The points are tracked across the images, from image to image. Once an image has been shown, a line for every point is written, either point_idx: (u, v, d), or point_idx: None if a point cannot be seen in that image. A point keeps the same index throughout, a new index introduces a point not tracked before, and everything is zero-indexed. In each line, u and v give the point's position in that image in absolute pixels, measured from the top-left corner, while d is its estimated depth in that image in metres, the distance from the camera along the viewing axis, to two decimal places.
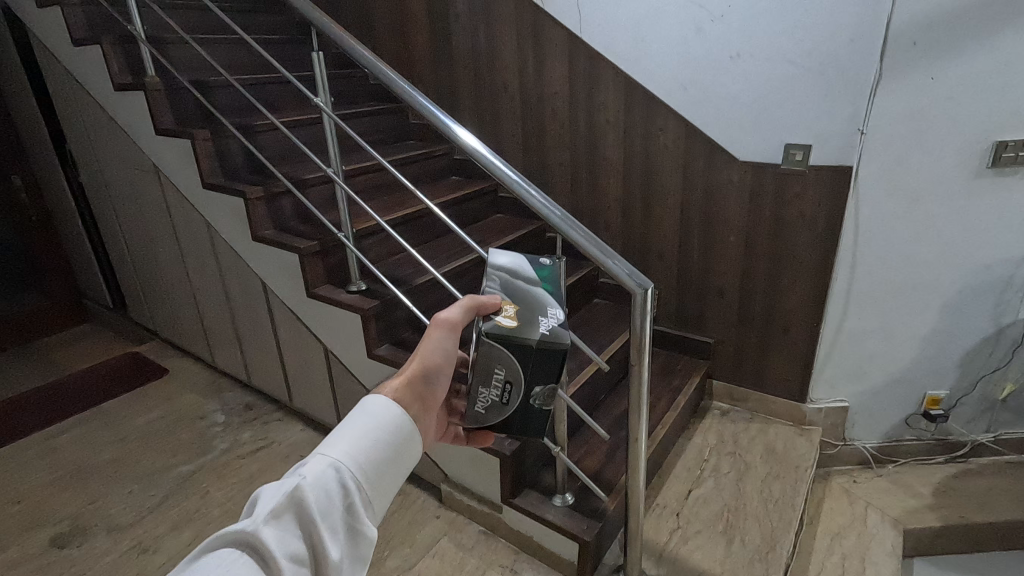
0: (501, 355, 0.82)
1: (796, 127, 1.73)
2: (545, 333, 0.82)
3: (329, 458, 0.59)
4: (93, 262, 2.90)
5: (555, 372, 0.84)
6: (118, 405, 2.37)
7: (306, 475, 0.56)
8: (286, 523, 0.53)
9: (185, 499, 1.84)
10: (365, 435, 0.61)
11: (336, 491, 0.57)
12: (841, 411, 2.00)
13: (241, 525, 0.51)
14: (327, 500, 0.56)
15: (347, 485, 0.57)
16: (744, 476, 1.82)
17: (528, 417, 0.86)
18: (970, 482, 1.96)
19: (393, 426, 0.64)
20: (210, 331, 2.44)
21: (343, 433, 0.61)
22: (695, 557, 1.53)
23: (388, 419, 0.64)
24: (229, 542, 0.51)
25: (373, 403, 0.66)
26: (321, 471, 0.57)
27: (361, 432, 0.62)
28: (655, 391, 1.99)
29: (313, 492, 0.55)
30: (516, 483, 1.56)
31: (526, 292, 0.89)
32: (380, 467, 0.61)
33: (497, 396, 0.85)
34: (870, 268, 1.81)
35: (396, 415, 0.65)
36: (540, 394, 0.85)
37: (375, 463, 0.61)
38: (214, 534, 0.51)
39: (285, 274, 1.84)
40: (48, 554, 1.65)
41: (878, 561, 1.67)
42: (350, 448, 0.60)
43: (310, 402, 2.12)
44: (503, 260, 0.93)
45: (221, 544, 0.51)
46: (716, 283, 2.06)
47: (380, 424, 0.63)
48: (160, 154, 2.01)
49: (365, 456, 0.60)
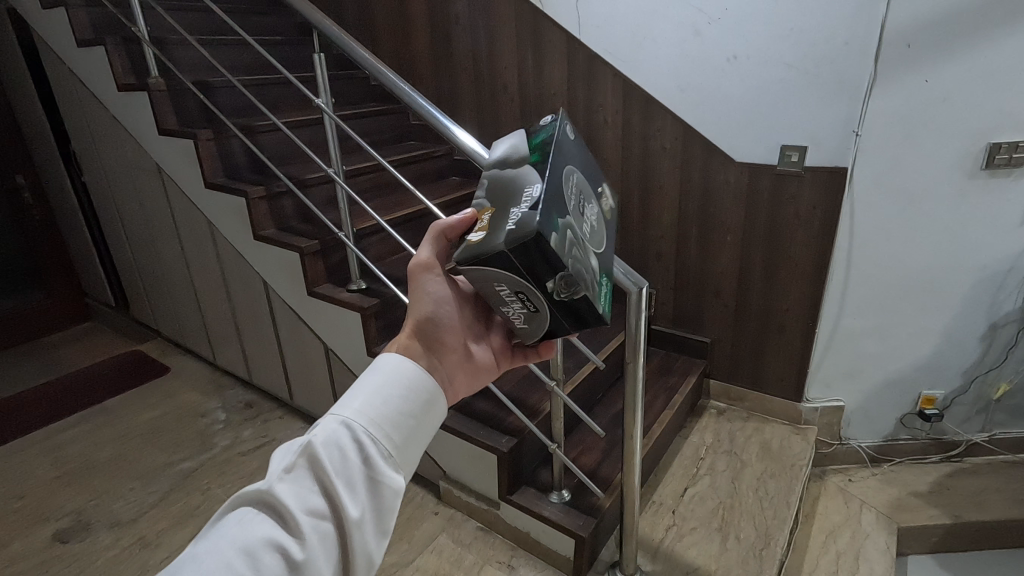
0: (486, 274, 0.59)
1: (792, 129, 1.75)
2: (510, 231, 0.55)
3: (340, 415, 0.59)
4: (96, 261, 2.92)
5: (555, 254, 0.55)
6: (120, 402, 2.39)
7: (317, 433, 0.57)
8: (301, 480, 0.55)
9: (186, 495, 1.86)
10: (374, 390, 0.61)
11: (349, 446, 0.57)
12: (836, 410, 2.01)
13: (257, 485, 0.54)
14: (341, 455, 0.56)
15: (359, 439, 0.58)
16: (740, 474, 1.84)
17: (576, 310, 0.60)
18: (964, 481, 1.98)
19: (403, 380, 0.64)
20: (211, 329, 2.46)
21: (356, 392, 0.62)
22: (690, 553, 1.55)
23: (396, 375, 0.64)
24: (248, 501, 0.54)
25: (380, 361, 0.65)
26: (333, 429, 0.58)
27: (370, 388, 0.62)
28: (652, 391, 2.01)
29: (324, 448, 0.56)
30: (513, 480, 1.57)
31: (514, 172, 0.63)
32: (395, 421, 0.61)
33: (524, 310, 0.63)
34: (865, 268, 1.83)
35: (406, 369, 0.64)
36: (559, 285, 0.57)
37: (390, 417, 0.60)
38: (236, 495, 0.54)
39: (285, 273, 1.86)
40: (51, 549, 1.67)
41: (872, 559, 1.69)
42: (362, 405, 0.60)
43: (310, 400, 2.14)
44: (500, 145, 0.71)
45: (243, 504, 0.54)
46: (713, 283, 2.07)
47: (388, 378, 0.63)
48: (163, 154, 2.03)
49: (377, 410, 0.60)
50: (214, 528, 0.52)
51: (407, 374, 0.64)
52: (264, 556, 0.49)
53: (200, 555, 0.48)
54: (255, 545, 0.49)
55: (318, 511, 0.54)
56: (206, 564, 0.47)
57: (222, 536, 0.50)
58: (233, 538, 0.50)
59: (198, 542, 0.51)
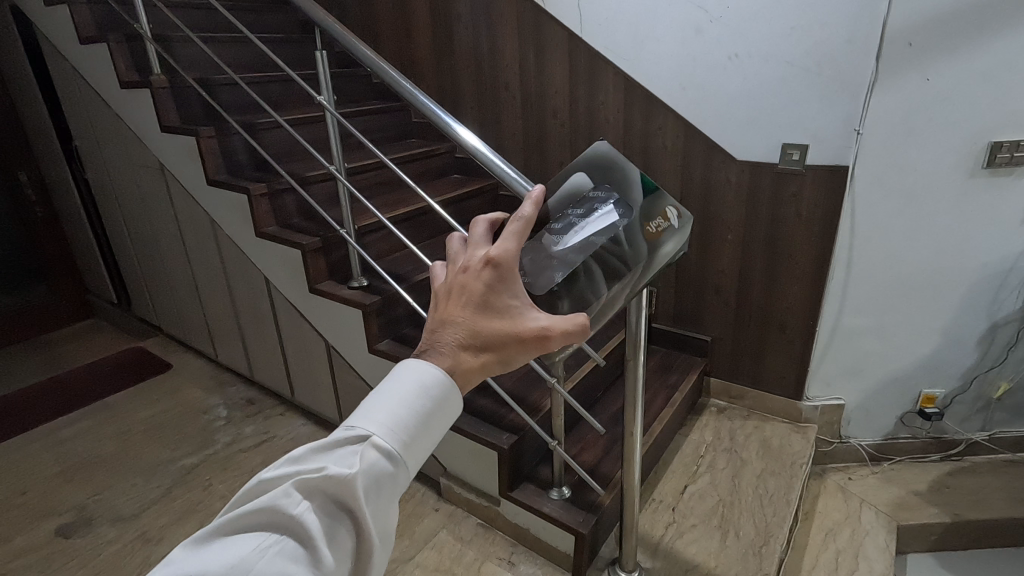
0: None
1: (794, 127, 1.75)
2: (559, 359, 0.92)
3: (378, 438, 0.59)
4: (99, 259, 2.93)
5: None
6: (121, 398, 2.40)
7: (360, 466, 0.56)
8: (326, 507, 0.56)
9: (187, 491, 1.87)
10: (408, 411, 0.61)
11: (385, 475, 0.58)
12: (836, 409, 2.02)
13: (285, 508, 0.54)
14: (374, 487, 0.57)
15: (393, 468, 0.59)
16: (740, 472, 1.84)
17: None
18: (964, 480, 1.98)
19: (440, 404, 0.64)
20: (213, 326, 2.47)
21: (391, 412, 0.61)
22: (690, 550, 1.56)
23: (432, 394, 0.63)
24: (270, 516, 0.54)
25: (424, 376, 0.64)
26: (373, 457, 0.58)
27: (403, 407, 0.61)
28: (652, 389, 2.01)
29: (361, 479, 0.56)
30: (513, 476, 1.58)
31: (632, 295, 0.89)
32: (420, 444, 0.62)
33: None
34: (865, 267, 1.83)
35: (449, 394, 0.65)
36: None
37: (418, 441, 0.62)
38: (260, 510, 0.54)
39: (287, 270, 1.86)
40: (54, 544, 1.68)
41: (871, 557, 1.69)
42: (398, 430, 0.60)
43: (311, 397, 2.15)
44: (670, 247, 0.87)
45: (266, 520, 0.54)
46: (714, 281, 2.07)
47: (428, 402, 0.62)
48: (165, 151, 2.04)
49: (411, 437, 0.61)
50: (230, 542, 0.53)
51: (448, 398, 0.64)
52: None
53: (212, 574, 0.49)
54: None
55: (337, 543, 0.55)
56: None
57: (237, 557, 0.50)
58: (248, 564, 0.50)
59: (214, 549, 0.52)
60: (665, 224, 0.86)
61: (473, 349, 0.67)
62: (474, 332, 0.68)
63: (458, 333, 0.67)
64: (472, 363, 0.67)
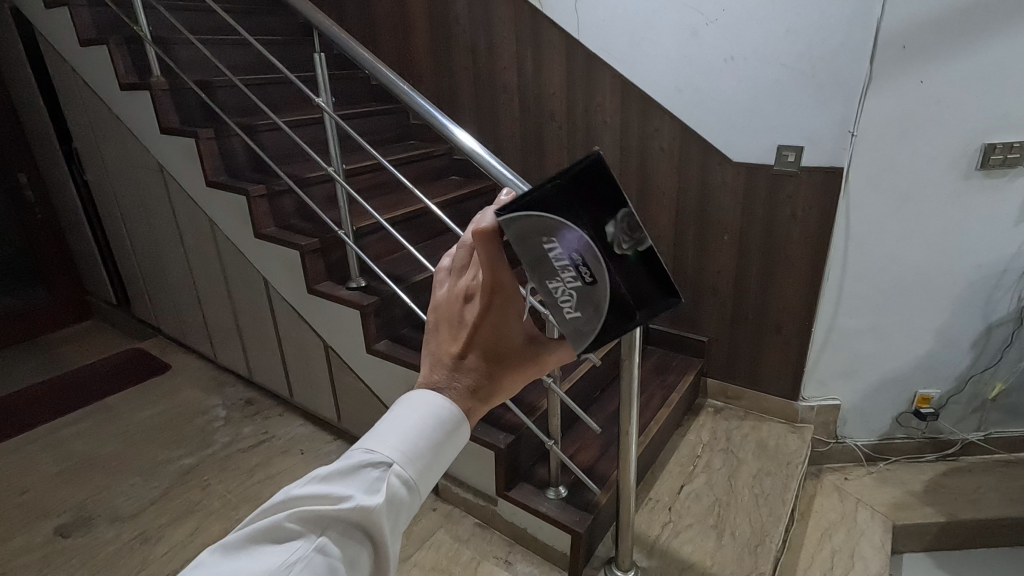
0: None
1: (788, 129, 1.76)
2: None
3: (399, 467, 0.58)
4: (99, 261, 2.94)
5: None
6: (120, 399, 2.40)
7: (381, 495, 0.55)
8: (347, 531, 0.55)
9: (187, 491, 1.87)
10: (423, 437, 0.61)
11: (403, 501, 0.57)
12: (833, 409, 2.03)
13: (306, 526, 0.53)
14: (394, 518, 0.57)
15: (409, 494, 0.58)
16: (736, 472, 1.85)
17: None
18: (960, 480, 1.99)
19: (456, 438, 0.64)
20: (212, 326, 2.48)
21: (407, 438, 0.60)
22: (686, 549, 1.57)
23: (446, 422, 0.62)
24: (291, 535, 0.53)
25: (441, 407, 0.63)
26: (392, 485, 0.57)
27: (419, 434, 0.61)
28: (649, 389, 2.02)
29: (386, 508, 0.55)
30: (510, 475, 1.58)
31: None
32: (433, 468, 0.61)
33: None
34: (860, 268, 1.84)
35: (458, 419, 0.63)
36: None
37: (430, 464, 0.61)
38: (280, 527, 0.53)
39: (286, 271, 1.87)
40: (53, 543, 1.68)
41: (867, 557, 1.70)
42: (413, 458, 0.59)
43: (309, 397, 2.16)
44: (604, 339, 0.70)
45: (287, 538, 0.53)
46: (711, 282, 2.08)
47: (447, 434, 0.63)
48: (165, 152, 2.05)
49: (429, 470, 0.61)
50: (254, 556, 0.51)
51: (460, 434, 0.64)
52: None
53: None
54: None
55: (356, 567, 0.54)
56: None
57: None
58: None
59: (235, 565, 0.50)
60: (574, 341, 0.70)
61: (485, 393, 0.65)
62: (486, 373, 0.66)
63: (467, 375, 0.65)
64: (483, 406, 0.65)
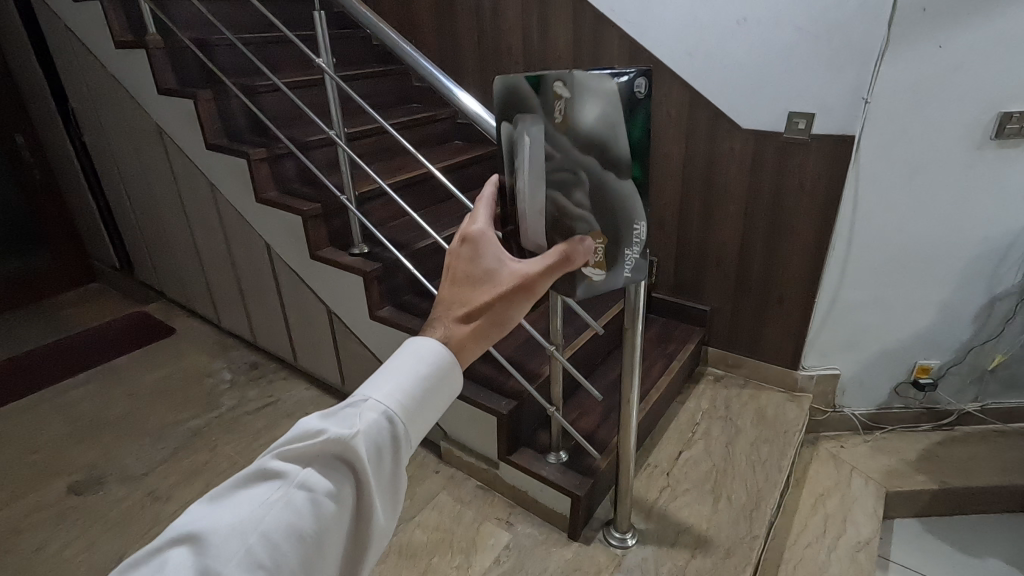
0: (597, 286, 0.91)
1: (800, 95, 1.72)
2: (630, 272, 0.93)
3: (378, 402, 0.59)
4: (99, 224, 2.92)
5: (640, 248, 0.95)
6: (127, 362, 2.43)
7: (360, 429, 0.56)
8: (330, 467, 0.56)
9: (195, 451, 1.91)
10: (407, 377, 0.62)
11: (385, 436, 0.58)
12: (832, 379, 2.04)
13: (286, 466, 0.55)
14: (376, 448, 0.57)
15: (392, 431, 0.59)
16: (734, 439, 1.88)
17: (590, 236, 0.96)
18: (954, 449, 2.02)
19: (440, 373, 0.64)
20: (215, 291, 2.49)
21: (391, 378, 0.62)
22: (683, 513, 1.60)
23: (431, 364, 0.64)
24: (275, 475, 0.54)
25: (422, 348, 0.65)
26: (373, 421, 0.58)
27: (403, 377, 0.62)
28: (650, 357, 2.04)
29: (365, 442, 0.56)
30: (512, 440, 1.61)
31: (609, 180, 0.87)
32: (418, 408, 0.62)
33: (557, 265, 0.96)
34: (867, 240, 1.82)
35: (437, 352, 0.65)
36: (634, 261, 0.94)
37: (415, 403, 0.62)
38: (263, 469, 0.54)
39: (289, 236, 1.87)
40: (66, 500, 1.73)
41: (859, 522, 1.74)
42: (396, 394, 0.61)
43: (314, 362, 2.18)
44: (592, 116, 0.83)
45: (269, 479, 0.54)
46: (715, 251, 2.07)
47: (431, 372, 0.64)
48: (163, 113, 2.01)
49: (412, 403, 0.61)
50: (239, 498, 0.53)
51: (446, 372, 0.65)
52: (282, 549, 0.50)
53: (220, 528, 0.49)
54: (275, 532, 0.50)
55: (340, 501, 0.55)
56: (226, 547, 0.49)
57: (243, 514, 0.51)
58: (254, 521, 0.50)
59: (222, 507, 0.52)
60: (565, 101, 0.82)
61: (462, 317, 0.69)
62: (463, 303, 0.71)
63: (448, 307, 0.71)
64: (460, 328, 0.68)
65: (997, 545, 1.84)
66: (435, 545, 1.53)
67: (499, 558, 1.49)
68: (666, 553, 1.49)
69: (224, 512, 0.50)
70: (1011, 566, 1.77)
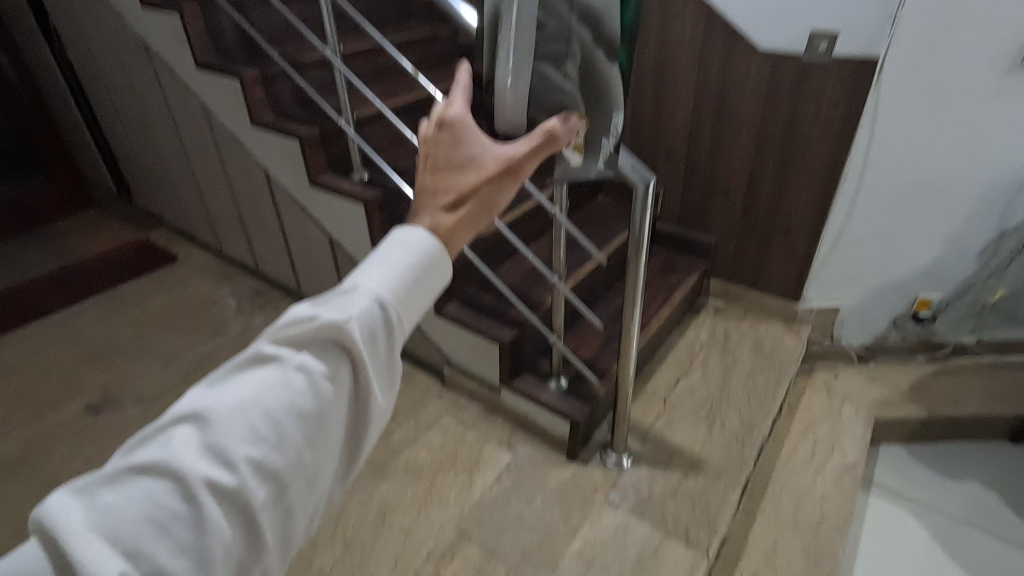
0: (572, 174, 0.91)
1: (824, 14, 1.62)
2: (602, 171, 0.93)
3: (370, 287, 0.59)
4: (90, 144, 2.87)
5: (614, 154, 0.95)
6: (133, 288, 2.45)
7: (353, 313, 0.57)
8: (325, 350, 0.56)
9: (206, 375, 1.97)
10: (397, 265, 0.61)
11: (379, 320, 0.59)
12: (832, 311, 2.06)
13: (281, 352, 0.55)
14: (371, 332, 0.58)
15: (386, 315, 0.59)
16: (731, 368, 1.92)
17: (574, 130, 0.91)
18: (945, 380, 2.06)
19: (433, 263, 0.64)
20: (215, 218, 2.47)
21: (381, 265, 0.61)
22: (678, 437, 1.66)
23: (420, 251, 0.63)
24: (270, 359, 0.55)
25: (410, 237, 0.63)
26: (366, 305, 0.58)
27: (394, 264, 0.61)
28: (652, 288, 2.05)
29: (360, 326, 0.57)
30: (515, 366, 1.65)
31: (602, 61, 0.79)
32: (411, 293, 0.62)
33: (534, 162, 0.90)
34: (880, 171, 1.78)
35: (425, 241, 0.63)
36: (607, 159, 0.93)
37: (408, 288, 0.61)
38: (258, 354, 0.55)
39: (287, 162, 1.81)
40: (85, 419, 1.80)
41: (847, 448, 1.81)
42: (388, 280, 0.60)
43: (318, 289, 2.19)
44: None
45: (266, 362, 0.55)
46: (723, 182, 2.03)
47: (422, 258, 0.63)
48: (148, 29, 1.90)
49: (405, 289, 0.61)
50: (236, 381, 0.54)
51: (435, 259, 0.64)
52: (286, 425, 0.52)
53: (221, 407, 0.51)
54: (278, 411, 0.52)
55: (338, 382, 0.57)
56: (227, 423, 0.50)
57: (242, 395, 0.52)
58: (255, 400, 0.52)
59: (218, 390, 0.53)
60: None
61: (451, 205, 0.66)
62: (448, 189, 0.66)
63: (432, 200, 0.66)
64: (450, 216, 0.65)
65: (976, 469, 1.92)
66: (439, 464, 1.60)
67: (500, 476, 1.56)
68: (659, 473, 1.56)
69: (221, 395, 0.51)
70: (988, 488, 1.86)
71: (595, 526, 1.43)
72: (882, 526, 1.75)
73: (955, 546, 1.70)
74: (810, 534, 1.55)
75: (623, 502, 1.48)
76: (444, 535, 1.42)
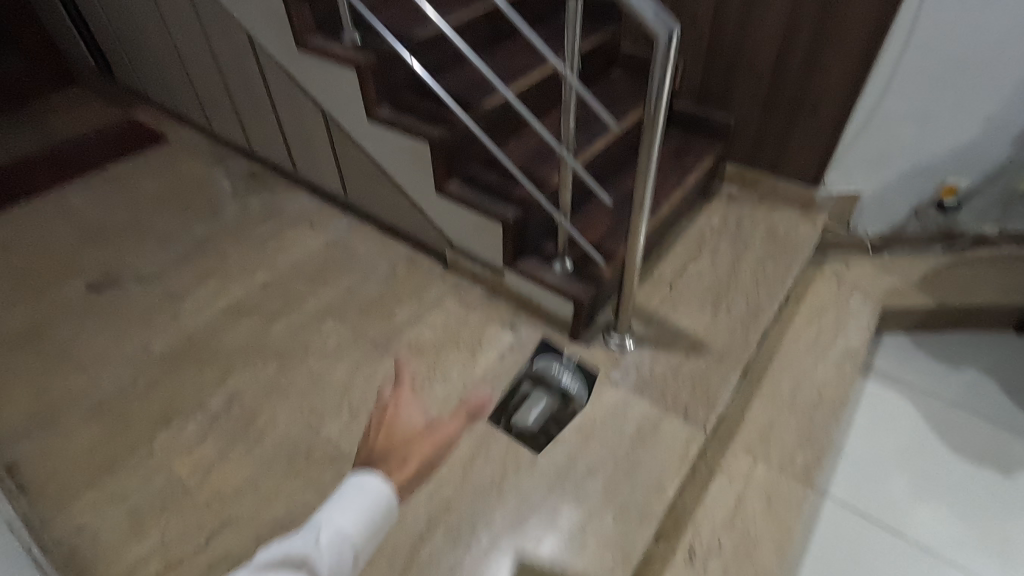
0: None
1: None
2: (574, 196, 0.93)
3: (333, 537, 0.81)
4: (58, 7, 2.66)
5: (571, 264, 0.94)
6: (123, 169, 2.36)
7: (321, 547, 0.79)
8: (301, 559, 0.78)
9: (204, 256, 1.93)
10: (353, 513, 0.83)
11: (342, 551, 0.81)
12: (852, 197, 1.98)
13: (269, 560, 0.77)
14: (332, 572, 0.79)
15: (347, 550, 0.81)
16: (741, 255, 1.86)
17: None
18: (959, 271, 2.01)
19: (387, 512, 0.85)
20: (202, 93, 2.32)
21: (343, 510, 0.83)
22: (682, 321, 1.65)
23: (373, 507, 0.84)
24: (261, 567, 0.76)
25: (367, 498, 0.84)
26: (329, 540, 0.80)
27: (351, 514, 0.83)
28: (665, 171, 1.94)
29: (327, 555, 0.79)
30: (518, 248, 1.61)
31: None
32: (369, 531, 0.84)
33: None
34: (928, 37, 1.61)
35: (380, 489, 0.86)
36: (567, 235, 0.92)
37: (365, 524, 0.83)
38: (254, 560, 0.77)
39: (270, 22, 1.64)
40: (87, 298, 1.79)
41: (851, 334, 1.80)
42: (348, 520, 0.83)
43: (314, 170, 2.09)
44: None
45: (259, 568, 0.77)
46: (751, 52, 1.86)
47: (376, 513, 0.84)
48: None
49: (363, 533, 0.83)
50: None
51: (386, 509, 0.85)
52: None
53: None
54: None
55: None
56: None
57: None
58: None
59: None
60: None
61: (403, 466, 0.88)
62: (398, 452, 0.90)
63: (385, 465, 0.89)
64: (403, 470, 0.89)
65: (978, 358, 1.92)
66: (442, 344, 1.61)
67: (503, 355, 1.57)
68: (662, 354, 1.56)
69: None
70: (986, 376, 1.87)
71: (596, 402, 1.45)
72: (876, 408, 1.79)
73: (946, 427, 1.74)
74: (807, 414, 1.58)
75: (624, 381, 1.50)
76: (447, 408, 1.45)
